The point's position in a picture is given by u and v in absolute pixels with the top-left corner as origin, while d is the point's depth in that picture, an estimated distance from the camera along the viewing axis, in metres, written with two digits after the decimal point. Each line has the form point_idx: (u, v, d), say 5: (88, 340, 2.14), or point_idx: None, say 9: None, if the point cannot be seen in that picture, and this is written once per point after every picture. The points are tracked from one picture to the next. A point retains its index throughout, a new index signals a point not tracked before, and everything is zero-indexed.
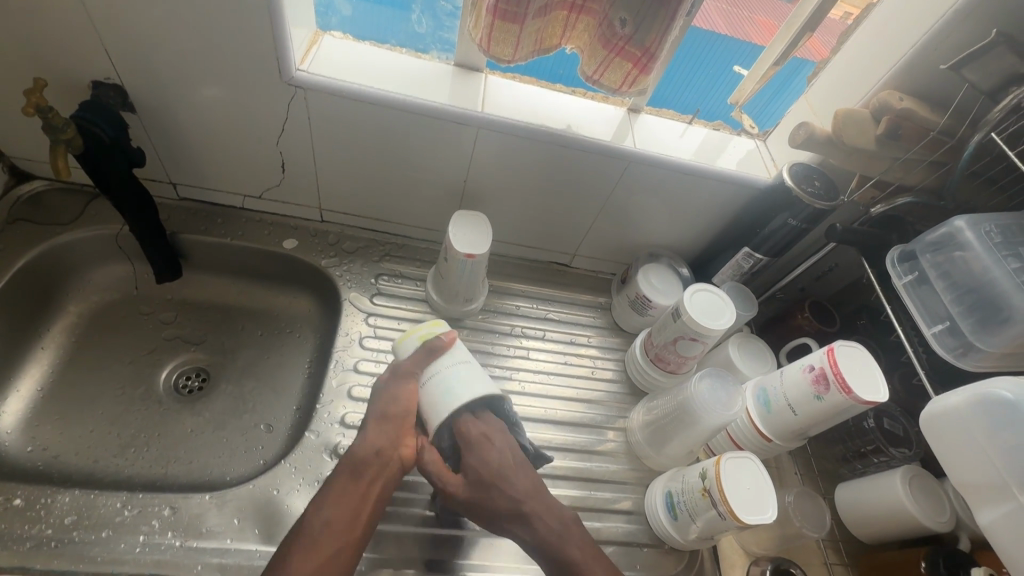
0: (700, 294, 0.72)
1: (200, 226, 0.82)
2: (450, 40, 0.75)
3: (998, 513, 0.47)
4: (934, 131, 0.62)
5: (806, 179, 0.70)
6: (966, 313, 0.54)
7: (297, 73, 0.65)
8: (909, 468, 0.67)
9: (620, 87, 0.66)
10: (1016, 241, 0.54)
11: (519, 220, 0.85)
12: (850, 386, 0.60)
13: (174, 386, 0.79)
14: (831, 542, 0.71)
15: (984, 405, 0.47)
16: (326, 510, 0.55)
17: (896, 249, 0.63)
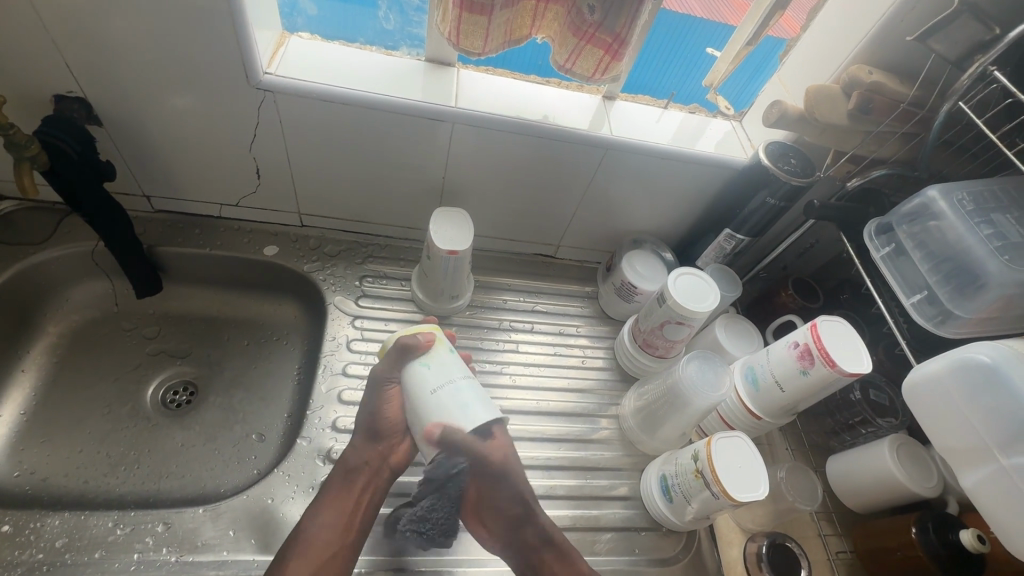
0: (685, 278, 0.73)
1: (179, 238, 0.81)
2: (419, 35, 0.74)
3: (981, 475, 0.47)
4: (905, 103, 0.62)
5: (782, 157, 0.70)
6: (943, 282, 0.55)
7: (265, 76, 0.64)
8: (897, 437, 0.68)
9: (593, 75, 0.66)
10: (988, 207, 0.55)
11: (502, 214, 0.85)
12: (833, 359, 0.60)
13: (161, 401, 0.78)
14: (825, 514, 0.73)
15: (962, 370, 0.48)
16: None
17: (874, 222, 0.63)
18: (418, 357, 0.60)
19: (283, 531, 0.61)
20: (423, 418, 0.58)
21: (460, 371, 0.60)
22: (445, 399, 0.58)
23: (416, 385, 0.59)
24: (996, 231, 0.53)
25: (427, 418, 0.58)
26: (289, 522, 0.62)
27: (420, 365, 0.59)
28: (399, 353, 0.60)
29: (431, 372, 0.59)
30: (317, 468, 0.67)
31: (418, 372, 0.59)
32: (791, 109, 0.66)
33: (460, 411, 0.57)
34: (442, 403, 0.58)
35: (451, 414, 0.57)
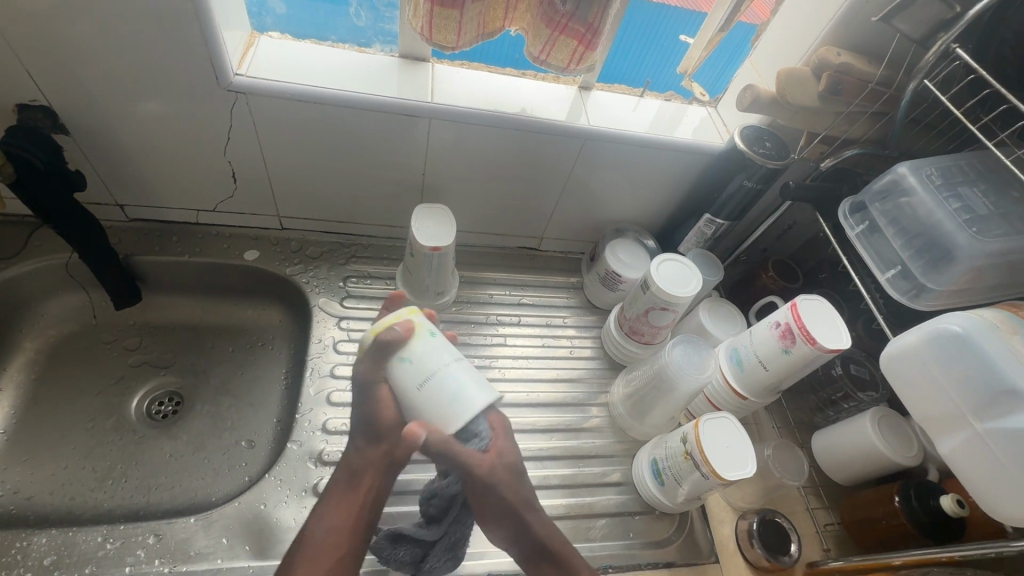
0: (667, 264, 0.73)
1: (156, 246, 0.80)
2: (392, 31, 0.73)
3: (957, 441, 0.48)
4: (872, 83, 0.62)
5: (757, 141, 0.71)
6: (915, 256, 0.57)
7: (236, 78, 0.63)
8: (878, 410, 0.70)
9: (568, 66, 0.66)
10: (956, 181, 0.57)
11: (483, 208, 0.85)
12: (814, 337, 0.61)
13: (146, 413, 0.77)
14: (812, 488, 0.74)
15: (938, 341, 0.49)
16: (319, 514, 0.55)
17: (847, 201, 0.65)
18: (399, 351, 0.53)
19: (278, 536, 0.61)
20: (416, 418, 0.52)
21: (446, 354, 0.54)
22: (432, 394, 0.51)
23: (402, 382, 0.53)
24: (963, 205, 0.55)
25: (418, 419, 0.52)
26: (283, 526, 0.62)
27: (400, 360, 0.53)
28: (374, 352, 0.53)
29: (414, 366, 0.53)
30: (310, 471, 0.66)
31: (399, 371, 0.53)
32: (763, 92, 0.65)
33: (449, 404, 0.51)
34: (431, 398, 0.51)
35: (440, 410, 0.51)
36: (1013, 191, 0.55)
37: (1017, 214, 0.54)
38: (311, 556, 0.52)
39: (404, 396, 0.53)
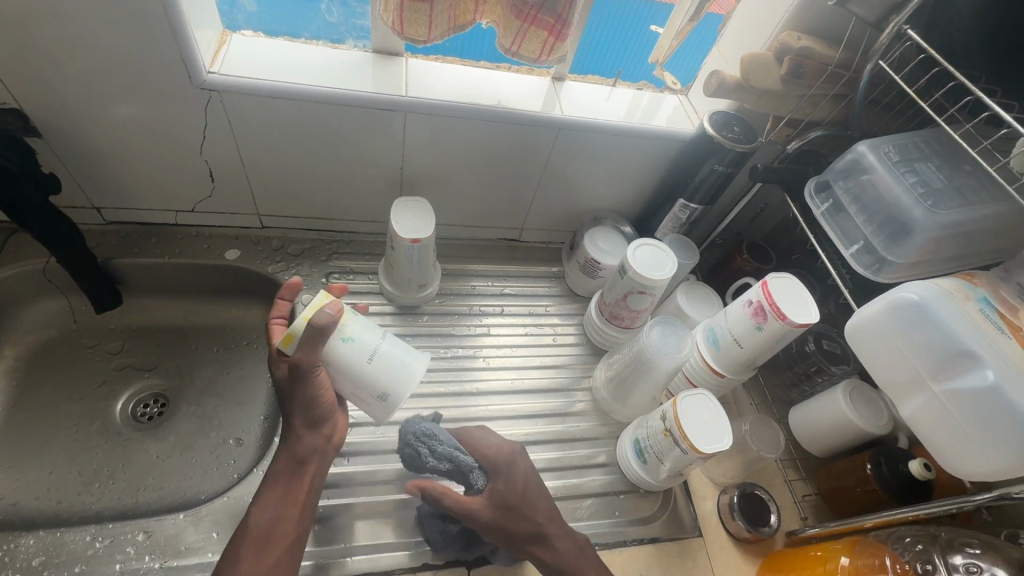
0: (642, 248, 0.75)
1: (135, 248, 0.80)
2: (364, 27, 0.74)
3: (917, 404, 0.50)
4: (832, 66, 0.64)
5: (725, 126, 0.73)
6: (877, 231, 0.59)
7: (208, 76, 0.63)
8: (849, 382, 0.72)
9: (539, 57, 0.68)
10: (913, 157, 0.59)
11: (463, 201, 0.86)
12: (784, 312, 0.63)
13: (132, 415, 0.77)
14: (790, 461, 0.77)
15: (899, 309, 0.51)
16: (270, 509, 0.56)
17: (812, 181, 0.67)
18: (338, 333, 0.58)
19: None
20: (370, 386, 0.60)
21: (377, 329, 0.62)
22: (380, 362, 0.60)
23: (349, 358, 0.59)
24: (920, 180, 0.57)
25: (369, 387, 0.60)
26: None
27: (341, 340, 0.58)
28: (317, 336, 0.54)
29: (358, 342, 0.59)
30: None
31: (342, 349, 0.58)
32: (728, 78, 0.67)
33: (399, 364, 0.61)
34: (383, 364, 0.60)
35: (390, 374, 0.60)
36: (965, 166, 0.58)
37: (970, 186, 0.57)
38: (256, 546, 0.54)
39: (354, 371, 0.59)
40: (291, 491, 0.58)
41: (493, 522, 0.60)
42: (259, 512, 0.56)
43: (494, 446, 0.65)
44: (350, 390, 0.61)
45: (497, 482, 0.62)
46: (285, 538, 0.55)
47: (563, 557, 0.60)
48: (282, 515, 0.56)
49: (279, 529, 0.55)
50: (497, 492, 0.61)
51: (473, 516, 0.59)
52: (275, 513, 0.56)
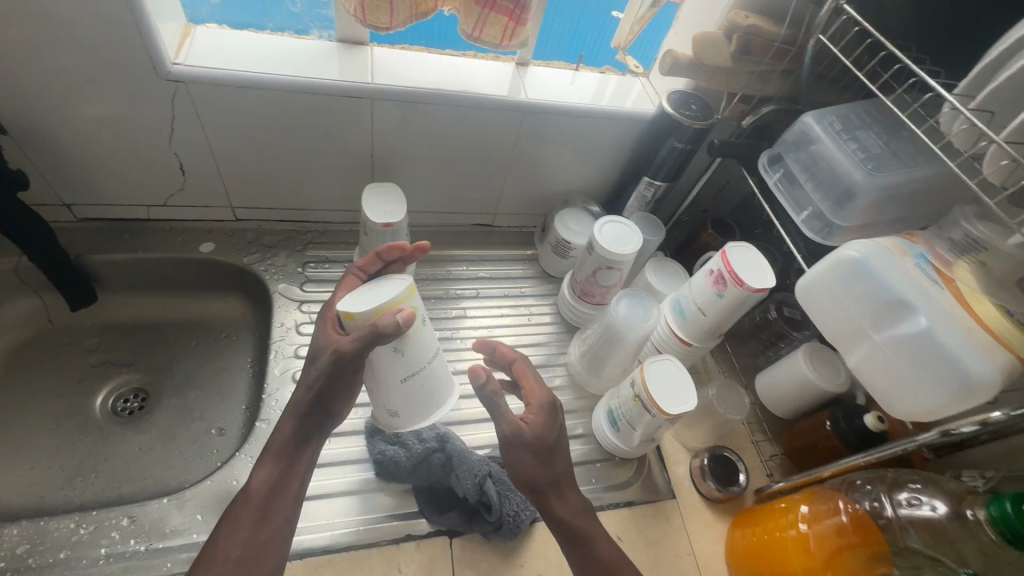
0: (609, 225, 0.78)
1: (108, 244, 0.80)
2: (328, 16, 0.75)
3: (861, 354, 0.54)
4: (778, 42, 0.67)
5: (684, 104, 0.76)
6: (824, 197, 0.62)
7: (173, 67, 0.64)
8: (809, 346, 0.76)
9: (501, 42, 0.70)
10: (856, 126, 0.62)
11: (435, 187, 0.88)
12: (742, 279, 0.66)
13: (112, 410, 0.78)
14: (757, 425, 0.81)
15: (841, 267, 0.55)
16: (267, 476, 0.55)
17: (766, 154, 0.70)
18: (395, 343, 0.54)
19: None
20: (390, 402, 0.59)
21: (428, 351, 0.58)
22: (418, 390, 0.59)
23: (388, 371, 0.56)
24: (861, 146, 0.60)
25: (390, 403, 0.59)
26: None
27: (394, 349, 0.54)
28: (372, 341, 0.50)
29: (406, 357, 0.55)
30: None
31: (392, 359, 0.55)
32: (682, 56, 0.70)
33: (425, 396, 0.60)
34: (411, 389, 0.58)
35: (416, 402, 0.60)
36: (902, 132, 0.62)
37: (906, 151, 0.60)
38: (252, 515, 0.53)
39: (384, 383, 0.57)
40: (291, 461, 0.57)
41: (535, 449, 0.58)
42: (258, 481, 0.55)
43: (536, 387, 0.62)
44: (372, 391, 0.59)
45: (537, 414, 0.60)
46: (284, 511, 0.55)
47: (572, 512, 0.59)
48: (279, 486, 0.55)
49: (278, 500, 0.55)
50: (537, 422, 0.59)
51: (520, 434, 0.57)
52: (272, 482, 0.55)
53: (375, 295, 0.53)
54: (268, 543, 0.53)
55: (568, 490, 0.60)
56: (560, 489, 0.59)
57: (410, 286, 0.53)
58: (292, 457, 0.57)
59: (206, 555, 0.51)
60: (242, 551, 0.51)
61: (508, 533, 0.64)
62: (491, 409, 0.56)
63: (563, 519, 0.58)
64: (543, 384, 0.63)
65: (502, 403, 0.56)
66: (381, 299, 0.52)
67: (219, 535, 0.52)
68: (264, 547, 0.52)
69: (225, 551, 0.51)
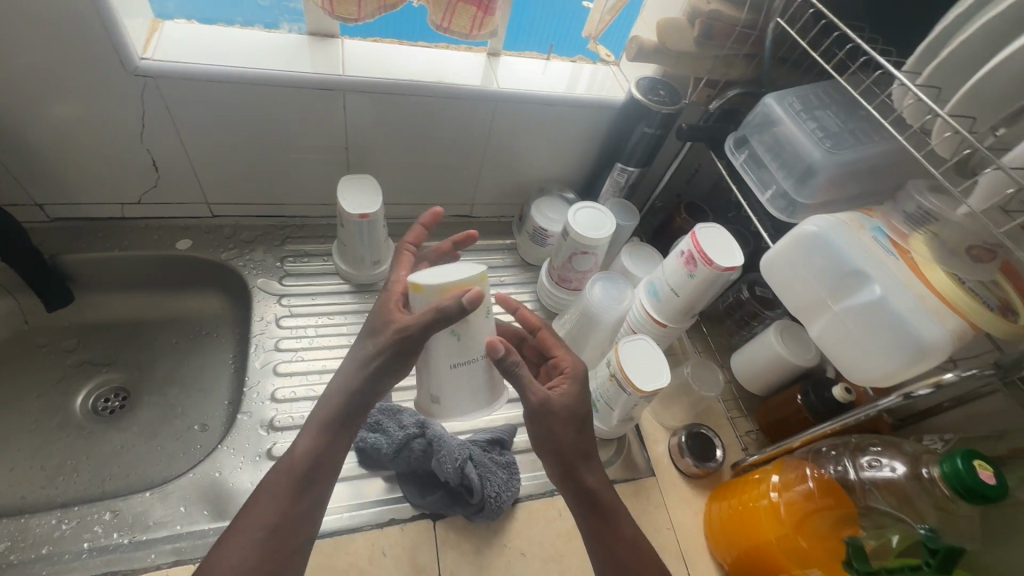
0: (582, 211, 0.79)
1: (83, 244, 0.80)
2: (297, 9, 0.75)
3: (822, 324, 0.56)
4: (739, 26, 0.69)
5: (652, 90, 0.77)
6: (786, 175, 0.64)
7: (141, 62, 0.64)
8: (780, 323, 0.78)
9: (471, 32, 0.71)
10: (815, 106, 0.64)
11: (411, 179, 0.89)
12: (710, 258, 0.68)
13: (93, 409, 0.78)
14: (732, 402, 0.83)
15: (801, 241, 0.56)
16: (307, 446, 0.56)
17: (731, 137, 0.72)
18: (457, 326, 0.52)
19: (235, 499, 0.64)
20: (435, 387, 0.56)
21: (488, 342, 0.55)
22: (471, 381, 0.56)
23: (442, 354, 0.54)
24: (820, 125, 0.62)
25: (437, 388, 0.57)
26: (239, 490, 0.64)
27: (451, 332, 0.52)
28: (433, 317, 0.49)
29: (462, 344, 0.53)
30: (262, 438, 0.69)
31: (448, 342, 0.53)
32: (647, 42, 0.71)
33: (472, 386, 0.57)
34: (459, 378, 0.55)
35: (464, 393, 0.57)
36: (859, 111, 0.64)
37: (863, 129, 0.62)
38: (283, 487, 0.54)
39: (433, 367, 0.55)
40: (335, 429, 0.57)
41: (567, 416, 0.57)
42: (299, 451, 0.56)
43: (568, 357, 0.62)
44: (424, 374, 0.57)
45: (569, 382, 0.59)
46: (321, 480, 0.55)
47: (597, 489, 0.58)
48: (320, 455, 0.55)
49: (317, 469, 0.55)
50: (569, 390, 0.59)
51: (548, 403, 0.56)
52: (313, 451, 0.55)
53: (449, 273, 0.52)
54: (298, 515, 0.53)
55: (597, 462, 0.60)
56: (587, 465, 0.58)
57: (483, 271, 0.51)
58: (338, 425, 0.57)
59: (238, 522, 0.52)
60: (277, 520, 0.52)
61: (490, 513, 0.65)
62: (513, 380, 0.55)
63: (591, 483, 0.58)
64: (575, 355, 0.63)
65: (526, 372, 0.55)
66: (453, 277, 0.51)
67: (251, 504, 0.53)
68: (296, 520, 0.53)
69: (258, 520, 0.52)
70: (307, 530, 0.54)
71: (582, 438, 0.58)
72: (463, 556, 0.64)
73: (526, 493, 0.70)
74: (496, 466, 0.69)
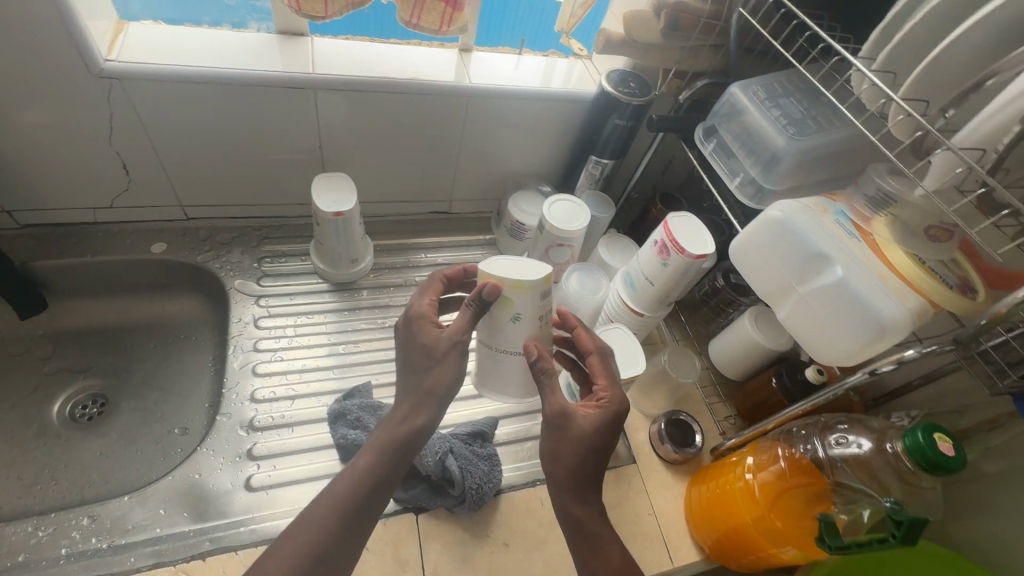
0: (558, 204, 0.80)
1: (55, 250, 0.79)
2: (264, 8, 0.75)
3: (790, 306, 0.57)
4: (704, 17, 0.70)
5: (622, 83, 0.78)
6: (753, 162, 0.65)
7: (106, 64, 0.63)
8: (754, 308, 0.80)
9: (441, 28, 0.71)
10: (779, 94, 0.65)
11: (388, 177, 0.89)
12: (682, 246, 0.69)
13: (70, 417, 0.77)
14: (710, 388, 0.85)
15: (769, 226, 0.57)
16: (369, 467, 0.51)
17: (700, 127, 0.73)
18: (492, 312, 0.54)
19: (216, 501, 0.64)
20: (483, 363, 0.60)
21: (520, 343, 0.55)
22: (499, 367, 0.59)
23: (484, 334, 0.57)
24: (784, 113, 0.64)
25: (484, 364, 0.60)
26: (220, 490, 0.65)
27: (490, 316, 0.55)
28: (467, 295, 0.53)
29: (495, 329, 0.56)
30: (241, 438, 0.69)
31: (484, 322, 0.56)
32: (613, 35, 0.72)
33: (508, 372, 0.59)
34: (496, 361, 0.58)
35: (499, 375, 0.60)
36: (821, 98, 0.65)
37: (825, 115, 0.64)
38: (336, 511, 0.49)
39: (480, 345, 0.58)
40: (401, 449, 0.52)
41: (575, 442, 0.53)
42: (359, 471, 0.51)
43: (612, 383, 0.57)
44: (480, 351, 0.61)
45: (596, 411, 0.54)
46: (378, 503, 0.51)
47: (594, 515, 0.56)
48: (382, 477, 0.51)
49: (376, 492, 0.51)
50: (590, 419, 0.54)
51: (563, 422, 0.53)
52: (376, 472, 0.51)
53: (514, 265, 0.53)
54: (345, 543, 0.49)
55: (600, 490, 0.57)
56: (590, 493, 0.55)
57: (523, 278, 0.51)
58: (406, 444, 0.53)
59: (278, 547, 0.48)
60: (321, 545, 0.48)
61: (472, 504, 0.66)
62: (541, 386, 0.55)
63: (575, 515, 0.55)
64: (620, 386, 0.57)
65: (552, 383, 0.54)
66: (505, 270, 0.52)
67: (298, 528, 0.48)
68: (340, 551, 0.49)
69: (304, 544, 0.47)
70: (341, 574, 0.49)
71: (595, 467, 0.55)
72: (446, 548, 0.65)
73: (508, 484, 0.71)
74: (477, 458, 0.70)
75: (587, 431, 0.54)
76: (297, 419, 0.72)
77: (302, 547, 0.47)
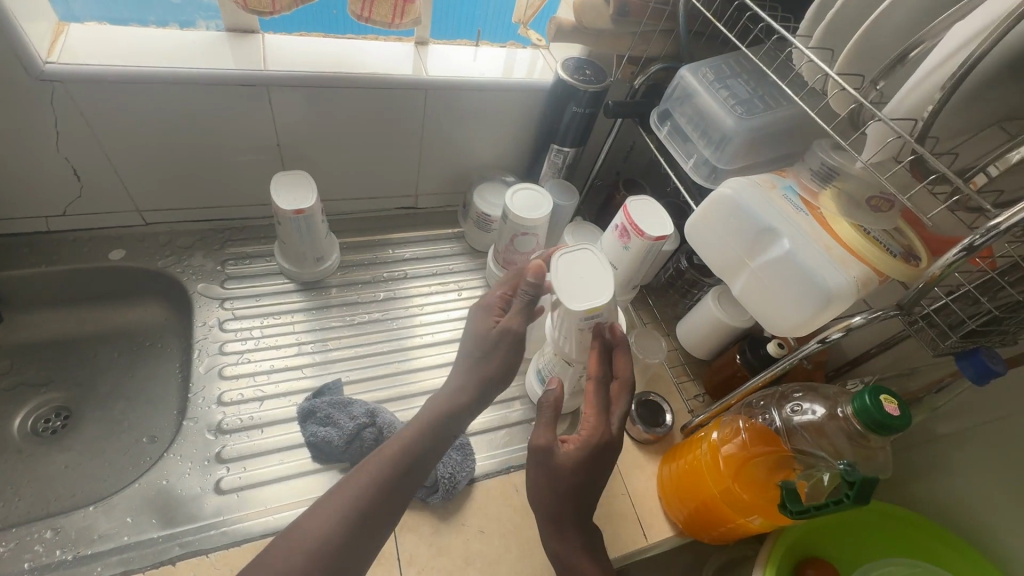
0: (521, 193, 0.81)
1: (6, 261, 0.76)
2: (212, 6, 0.75)
3: (743, 283, 0.59)
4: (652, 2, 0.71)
5: (577, 70, 0.79)
6: (706, 143, 0.67)
7: (47, 66, 0.61)
8: (717, 287, 0.81)
9: (393, 20, 0.71)
10: (727, 75, 0.67)
11: (351, 174, 0.88)
12: (641, 229, 0.70)
13: (32, 431, 0.75)
14: (679, 368, 0.86)
15: (719, 205, 0.59)
16: (389, 465, 0.54)
17: (654, 112, 0.74)
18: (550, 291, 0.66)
19: (185, 505, 0.63)
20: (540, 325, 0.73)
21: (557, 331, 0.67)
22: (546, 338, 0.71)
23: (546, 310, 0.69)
24: (731, 93, 0.65)
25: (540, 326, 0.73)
26: (189, 495, 0.64)
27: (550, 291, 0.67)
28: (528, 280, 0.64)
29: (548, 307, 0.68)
30: (209, 442, 0.68)
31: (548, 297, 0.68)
32: (565, 23, 0.72)
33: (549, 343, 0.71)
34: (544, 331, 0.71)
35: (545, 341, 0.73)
36: (767, 78, 0.67)
37: (772, 94, 0.65)
38: (345, 503, 0.51)
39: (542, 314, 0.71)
40: (420, 450, 0.56)
41: (558, 475, 0.59)
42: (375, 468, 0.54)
43: (602, 420, 0.60)
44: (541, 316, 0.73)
45: (580, 446, 0.59)
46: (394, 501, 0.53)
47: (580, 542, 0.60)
48: (399, 474, 0.54)
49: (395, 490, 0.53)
50: (569, 454, 0.59)
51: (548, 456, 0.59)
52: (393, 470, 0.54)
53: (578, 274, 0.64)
54: (347, 539, 0.49)
55: (583, 526, 0.60)
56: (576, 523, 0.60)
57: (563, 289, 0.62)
58: (429, 444, 0.57)
59: (283, 540, 0.49)
60: (323, 536, 0.49)
61: (446, 493, 0.67)
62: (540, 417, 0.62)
63: (552, 548, 0.60)
64: (605, 420, 0.61)
65: (545, 417, 0.61)
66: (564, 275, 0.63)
67: (304, 520, 0.50)
68: (348, 546, 0.50)
69: (312, 532, 0.49)
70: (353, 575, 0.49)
71: (580, 499, 0.59)
72: (422, 539, 0.65)
73: (482, 472, 0.72)
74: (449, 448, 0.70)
75: (568, 466, 0.59)
76: (266, 420, 0.71)
77: (311, 540, 0.49)
